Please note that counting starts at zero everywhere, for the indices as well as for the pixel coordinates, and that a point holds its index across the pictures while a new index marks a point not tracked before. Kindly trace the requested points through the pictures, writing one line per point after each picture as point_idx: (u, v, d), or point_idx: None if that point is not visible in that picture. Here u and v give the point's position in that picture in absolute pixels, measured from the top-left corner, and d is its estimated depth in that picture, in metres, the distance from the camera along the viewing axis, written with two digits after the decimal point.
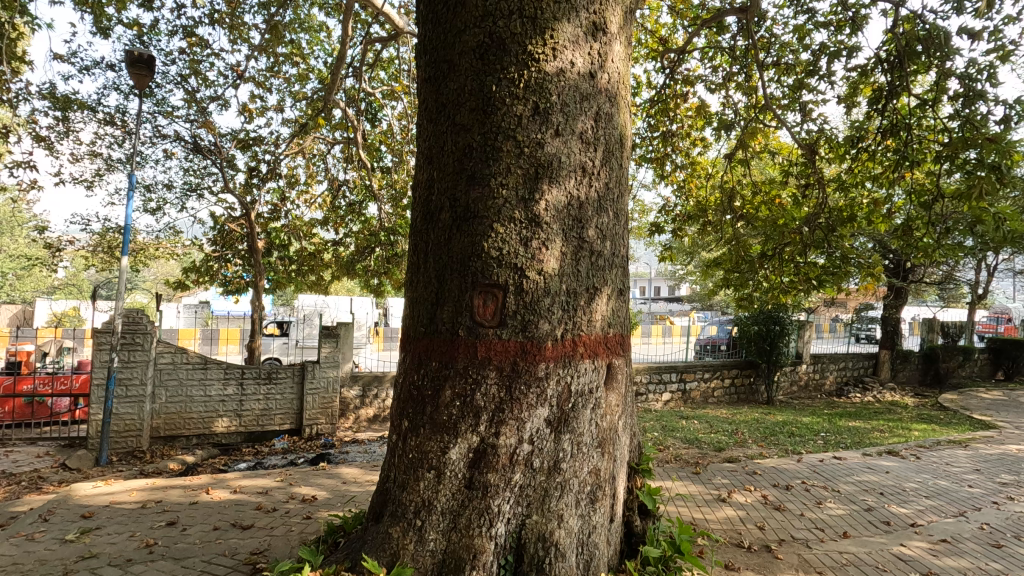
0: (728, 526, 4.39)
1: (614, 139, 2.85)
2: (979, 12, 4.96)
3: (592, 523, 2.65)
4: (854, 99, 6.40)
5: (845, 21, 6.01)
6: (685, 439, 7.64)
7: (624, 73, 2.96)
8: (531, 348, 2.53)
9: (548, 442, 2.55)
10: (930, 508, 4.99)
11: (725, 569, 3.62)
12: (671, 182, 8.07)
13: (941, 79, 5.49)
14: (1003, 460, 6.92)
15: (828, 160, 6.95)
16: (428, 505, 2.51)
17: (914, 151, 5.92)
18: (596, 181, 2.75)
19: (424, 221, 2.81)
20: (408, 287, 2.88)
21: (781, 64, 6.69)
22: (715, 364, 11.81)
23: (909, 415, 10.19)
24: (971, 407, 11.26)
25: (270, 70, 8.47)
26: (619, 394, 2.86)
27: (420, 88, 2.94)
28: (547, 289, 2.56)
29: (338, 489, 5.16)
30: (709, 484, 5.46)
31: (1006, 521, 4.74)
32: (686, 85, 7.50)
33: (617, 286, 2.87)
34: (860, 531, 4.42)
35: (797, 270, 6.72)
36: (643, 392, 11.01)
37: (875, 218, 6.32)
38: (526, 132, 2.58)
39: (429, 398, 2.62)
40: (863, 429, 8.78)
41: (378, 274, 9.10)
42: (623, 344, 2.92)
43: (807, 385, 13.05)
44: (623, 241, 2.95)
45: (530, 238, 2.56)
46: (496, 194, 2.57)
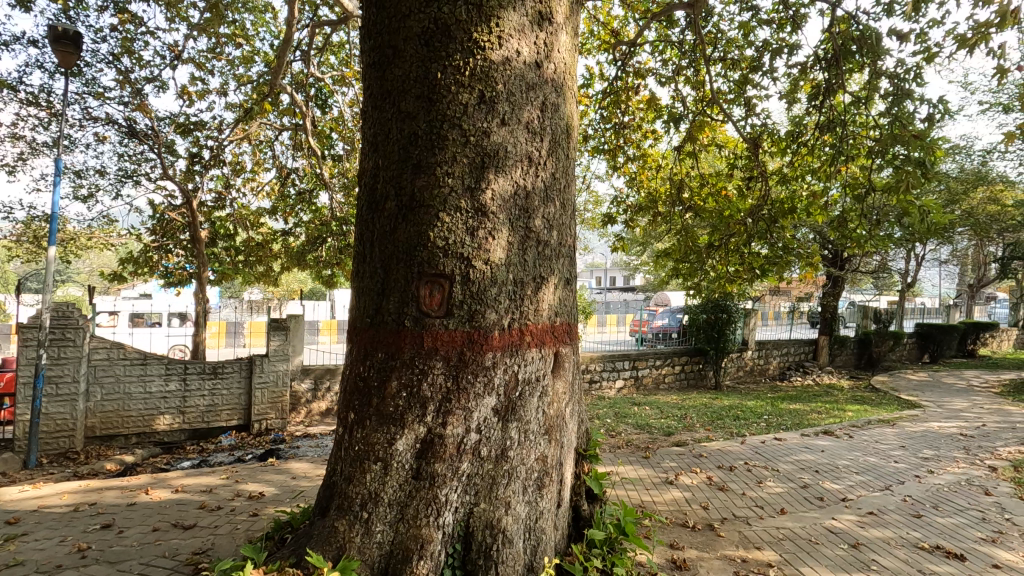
0: (674, 508, 4.55)
1: (560, 130, 2.86)
2: (907, 14, 5.23)
3: (539, 510, 2.69)
4: (794, 96, 6.65)
5: (786, 20, 6.23)
6: (636, 425, 7.84)
7: (570, 64, 2.98)
8: (477, 338, 2.54)
9: (496, 430, 2.57)
10: (859, 483, 5.31)
11: (669, 548, 3.76)
12: (624, 173, 8.22)
13: (874, 78, 5.78)
14: (926, 436, 7.43)
15: (771, 153, 7.20)
16: (375, 496, 2.49)
17: (850, 146, 6.21)
18: (542, 171, 2.76)
19: (370, 210, 2.76)
20: (354, 278, 2.84)
21: (727, 59, 6.88)
22: (666, 352, 12.16)
23: (845, 397, 10.82)
24: (900, 388, 12.03)
25: (212, 51, 8.08)
26: (566, 381, 2.90)
27: (365, 73, 2.87)
28: (494, 279, 2.56)
29: (287, 485, 5.04)
30: (658, 468, 5.64)
31: (926, 493, 5.10)
32: (637, 77, 7.60)
33: (564, 276, 2.91)
34: (796, 507, 4.67)
35: (742, 260, 6.96)
36: (597, 379, 11.20)
37: (813, 209, 6.64)
38: (471, 121, 2.56)
39: (375, 389, 2.60)
40: (802, 411, 9.26)
41: (330, 265, 8.92)
42: (571, 333, 2.97)
43: (753, 370, 13.62)
44: (570, 232, 2.98)
45: (476, 228, 2.55)
46: (441, 182, 2.55)
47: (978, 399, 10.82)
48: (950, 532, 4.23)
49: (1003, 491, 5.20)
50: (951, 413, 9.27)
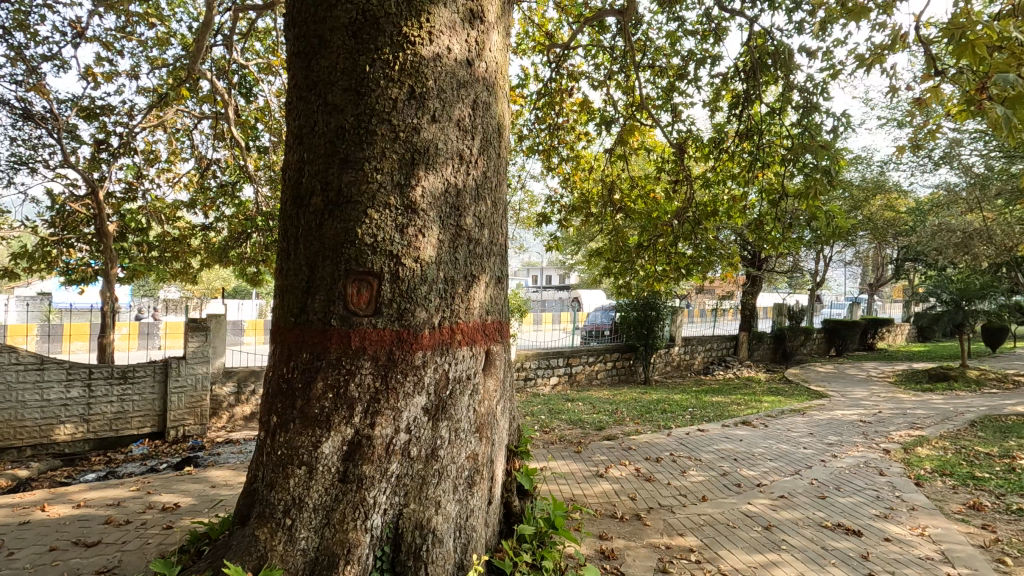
0: (604, 500, 4.68)
1: (492, 128, 2.87)
2: (816, 33, 5.64)
3: (470, 508, 2.69)
4: (716, 104, 7.01)
5: (709, 32, 6.56)
6: (569, 421, 8.01)
7: (502, 64, 2.99)
8: (407, 337, 2.50)
9: (426, 430, 2.55)
10: (772, 469, 5.68)
11: (598, 539, 3.88)
12: (558, 173, 8.36)
13: (787, 91, 6.19)
14: (831, 423, 8.08)
15: (696, 158, 7.53)
16: (299, 502, 2.40)
17: (765, 154, 6.62)
18: (474, 169, 2.76)
19: (294, 205, 2.67)
20: (278, 276, 2.73)
21: (655, 66, 7.14)
22: (599, 348, 12.50)
23: (762, 389, 11.57)
24: (810, 380, 12.98)
25: (121, 30, 7.48)
26: (497, 379, 2.92)
27: (289, 63, 2.76)
28: (424, 277, 2.53)
29: (206, 494, 4.77)
30: (589, 462, 5.78)
31: (830, 475, 5.55)
32: (571, 80, 7.75)
33: (495, 274, 2.92)
34: (716, 494, 4.93)
35: (669, 260, 7.26)
36: (532, 376, 11.36)
37: (734, 212, 7.03)
38: (401, 116, 2.52)
39: (300, 391, 2.51)
40: (724, 402, 9.81)
41: (256, 262, 8.51)
42: (502, 331, 2.99)
43: (679, 365, 14.27)
44: (501, 230, 3.00)
45: (406, 225, 2.51)
46: (370, 178, 2.49)
47: (876, 388, 11.87)
48: (850, 510, 4.62)
49: (895, 471, 5.73)
50: (853, 401, 10.10)
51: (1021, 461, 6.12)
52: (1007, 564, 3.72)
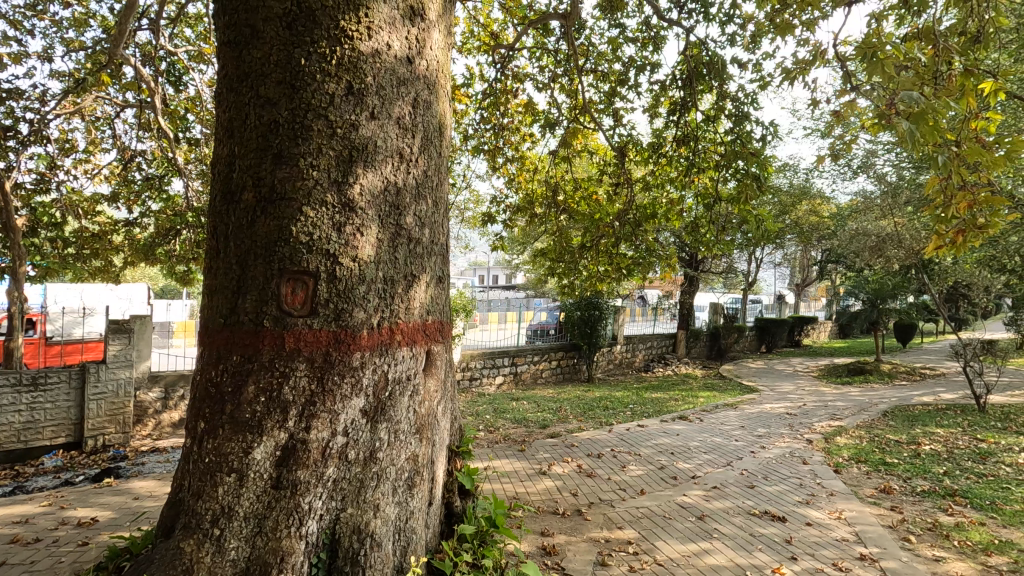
0: (546, 497, 4.75)
1: (433, 127, 2.85)
2: (747, 46, 5.93)
3: (410, 510, 2.67)
4: (655, 110, 7.24)
5: (648, 40, 6.77)
6: (514, 419, 8.06)
7: (443, 62, 2.98)
8: (344, 337, 2.44)
9: (364, 432, 2.50)
10: (706, 461, 5.94)
11: (539, 536, 3.94)
12: (503, 174, 8.40)
13: (721, 100, 6.49)
14: (760, 416, 8.53)
15: (636, 162, 7.76)
16: (229, 511, 2.30)
17: (701, 159, 6.90)
18: (414, 168, 2.73)
19: (225, 201, 2.56)
20: (207, 274, 2.62)
21: (597, 71, 7.30)
22: (543, 347, 12.67)
23: (699, 385, 12.07)
24: (742, 375, 13.66)
25: (32, 8, 6.91)
26: (438, 379, 2.91)
27: (219, 53, 2.66)
28: (362, 277, 2.48)
29: (127, 507, 4.49)
30: (532, 460, 5.85)
31: (759, 465, 5.86)
32: (516, 81, 7.81)
33: (436, 274, 2.91)
34: (653, 487, 5.10)
35: (611, 261, 7.45)
36: (477, 376, 11.38)
37: (671, 215, 7.26)
38: (338, 112, 2.46)
39: (229, 395, 2.41)
40: (662, 398, 10.16)
41: (185, 260, 8.09)
42: (443, 331, 2.98)
43: (621, 363, 14.66)
44: (442, 230, 2.99)
45: (343, 223, 2.46)
46: (305, 175, 2.42)
47: (801, 382, 12.64)
48: (776, 498, 4.89)
49: (816, 460, 6.12)
50: (781, 395, 10.71)
51: (925, 447, 6.69)
52: (911, 541, 4.05)
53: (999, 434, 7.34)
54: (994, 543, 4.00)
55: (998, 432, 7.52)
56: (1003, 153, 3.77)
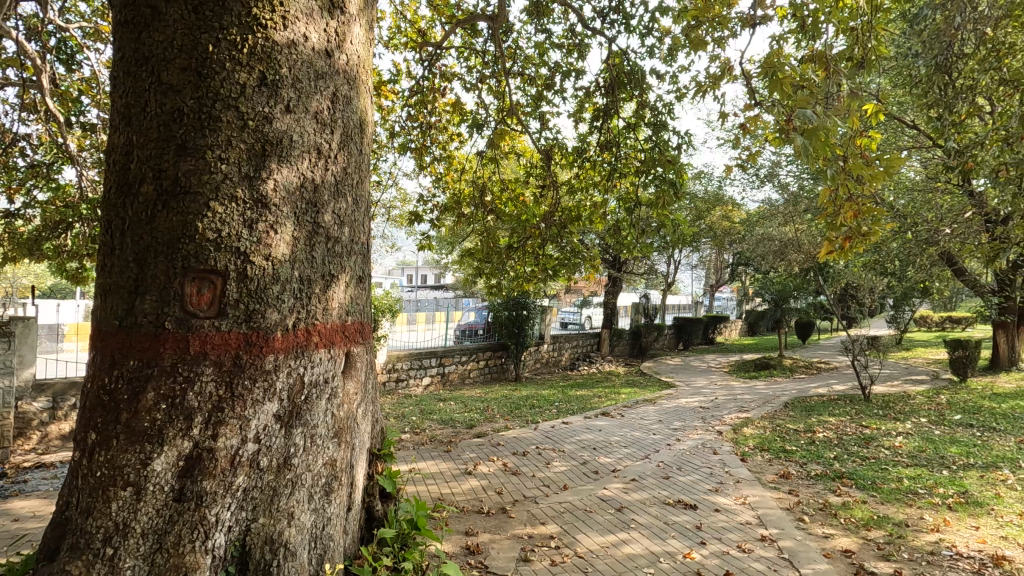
0: (471, 496, 4.76)
1: (353, 123, 2.79)
2: (665, 58, 6.23)
3: (327, 516, 2.59)
4: (580, 115, 7.45)
5: (573, 47, 6.95)
6: (440, 420, 8.00)
7: (365, 57, 2.92)
8: (256, 339, 2.33)
9: (278, 438, 2.40)
10: (625, 455, 6.19)
11: (463, 536, 3.95)
12: (430, 173, 8.32)
13: (641, 108, 6.78)
14: (676, 411, 9.00)
15: (561, 165, 7.93)
16: (124, 528, 2.13)
17: (622, 165, 7.16)
18: (333, 165, 2.65)
19: (121, 194, 2.38)
20: (99, 273, 2.41)
21: (524, 74, 7.40)
22: (472, 348, 12.69)
23: (621, 382, 12.54)
24: (661, 372, 14.33)
25: None
26: (357, 381, 2.84)
27: (115, 34, 2.46)
28: (276, 276, 2.39)
29: (4, 530, 4.04)
30: (458, 460, 5.84)
31: (674, 457, 6.18)
32: (444, 80, 7.76)
33: (356, 274, 2.84)
34: (576, 482, 5.25)
35: (537, 262, 7.59)
36: (403, 377, 11.24)
37: (594, 218, 7.48)
38: (250, 103, 2.35)
39: (125, 403, 2.23)
40: (586, 396, 10.47)
41: (78, 256, 7.38)
42: (363, 332, 2.92)
43: (548, 362, 14.95)
44: (362, 229, 2.93)
45: (255, 220, 2.34)
46: (212, 168, 2.29)
47: (714, 377, 13.44)
48: (689, 487, 5.18)
49: (725, 450, 6.54)
50: (695, 390, 11.35)
51: (819, 435, 7.32)
52: (805, 521, 4.43)
53: (880, 421, 8.17)
54: (874, 519, 4.46)
55: (879, 419, 8.37)
56: (882, 168, 4.21)
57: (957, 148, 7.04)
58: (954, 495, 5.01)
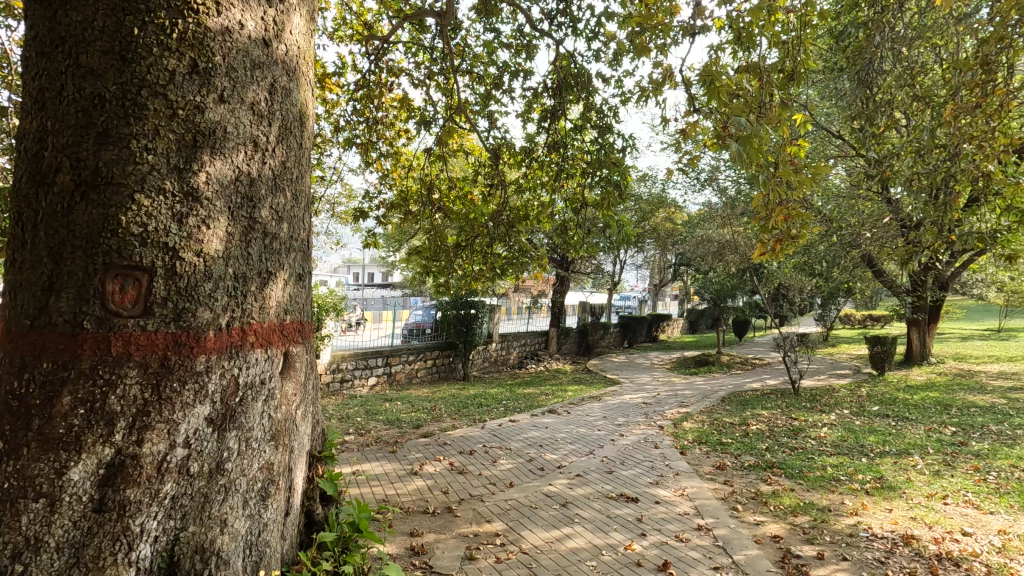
0: (417, 497, 4.72)
1: (292, 116, 2.70)
2: (610, 63, 6.37)
3: (263, 521, 2.51)
4: (528, 116, 7.50)
5: (521, 47, 6.99)
6: (386, 421, 7.88)
7: (305, 49, 2.84)
8: (186, 339, 2.22)
9: (210, 442, 2.30)
10: (571, 451, 6.30)
11: (408, 537, 3.91)
12: (377, 169, 8.16)
13: (587, 110, 6.90)
14: (620, 407, 9.23)
15: (508, 165, 7.96)
16: (35, 543, 1.98)
17: (569, 166, 7.27)
18: (270, 158, 2.56)
19: (33, 184, 2.21)
20: (8, 267, 2.24)
21: (473, 72, 7.39)
22: (419, 347, 12.55)
23: (568, 380, 12.75)
24: (606, 369, 14.67)
25: None
26: (297, 382, 2.76)
27: (28, 12, 2.29)
28: (208, 273, 2.28)
29: None
30: (404, 460, 5.77)
31: (617, 452, 6.34)
32: (391, 75, 7.63)
33: (295, 271, 2.76)
34: (522, 479, 5.30)
35: (485, 260, 7.61)
36: (348, 378, 10.99)
37: (542, 218, 7.55)
38: (180, 91, 2.23)
39: (37, 408, 2.07)
40: (534, 394, 10.58)
41: None
42: (303, 331, 2.84)
43: (496, 360, 15.00)
44: (302, 225, 2.84)
45: (185, 215, 2.23)
46: (138, 159, 2.16)
47: (657, 374, 13.89)
48: (631, 481, 5.33)
49: (666, 444, 6.77)
50: (639, 386, 11.69)
51: (752, 427, 7.71)
52: (738, 510, 4.65)
53: (808, 413, 8.68)
54: (800, 505, 4.73)
55: (807, 411, 8.89)
56: (809, 175, 4.47)
57: (876, 157, 7.57)
58: (870, 480, 5.39)
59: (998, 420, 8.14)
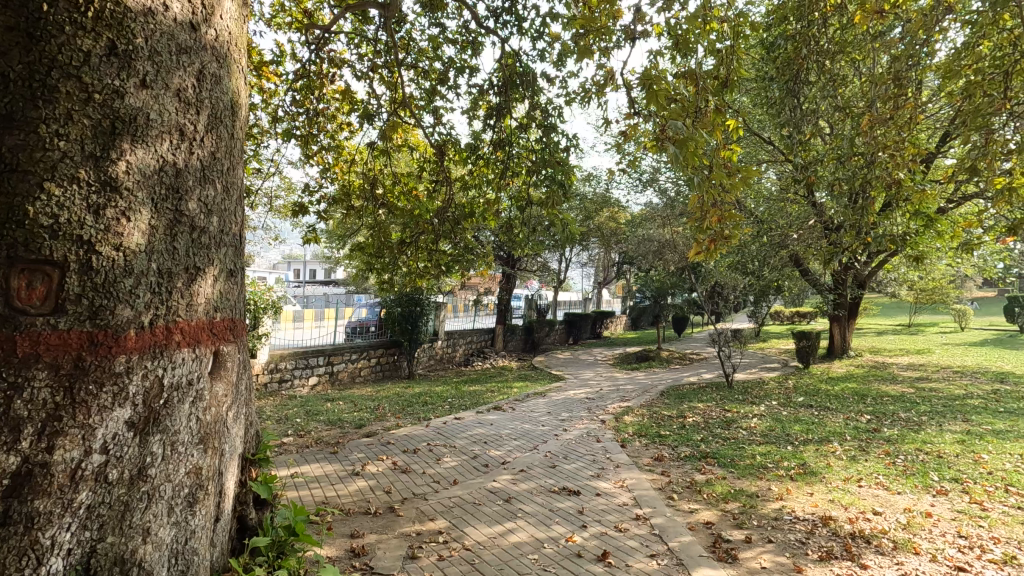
0: (358, 498, 4.63)
1: (223, 105, 2.58)
2: (554, 63, 6.45)
3: (190, 528, 2.39)
4: (474, 113, 7.49)
5: (467, 44, 6.96)
6: (327, 421, 7.68)
7: (237, 35, 2.72)
8: (103, 339, 2.09)
9: (132, 447, 2.17)
10: (515, 447, 6.36)
11: (349, 538, 3.83)
12: (318, 162, 7.92)
13: (532, 109, 6.95)
14: (564, 402, 9.40)
15: (453, 161, 7.90)
16: None
17: (514, 164, 7.33)
18: (198, 148, 2.44)
19: None
20: None
21: (418, 67, 7.29)
22: (362, 346, 12.33)
23: (513, 376, 12.85)
24: (551, 366, 14.89)
25: None
26: (227, 382, 2.66)
27: None
28: (128, 269, 2.15)
29: None
30: (345, 461, 5.64)
31: (560, 447, 6.46)
32: (333, 66, 7.42)
33: (226, 267, 2.65)
34: (466, 476, 5.30)
35: (430, 258, 7.55)
36: (287, 378, 10.64)
37: (488, 215, 7.56)
38: (97, 73, 2.09)
39: None
40: (479, 391, 10.60)
41: None
42: (235, 330, 2.73)
43: (441, 358, 14.91)
44: (234, 219, 2.73)
45: (102, 205, 2.09)
46: (48, 145, 2.01)
47: (600, 370, 14.22)
48: (573, 474, 5.44)
49: (607, 437, 6.95)
50: (582, 382, 11.95)
51: (688, 419, 8.04)
52: (674, 499, 4.84)
53: (739, 405, 9.14)
54: (731, 492, 4.98)
55: (739, 403, 9.35)
56: (741, 179, 4.70)
57: (803, 163, 8.04)
58: (795, 466, 5.74)
59: (906, 408, 8.84)
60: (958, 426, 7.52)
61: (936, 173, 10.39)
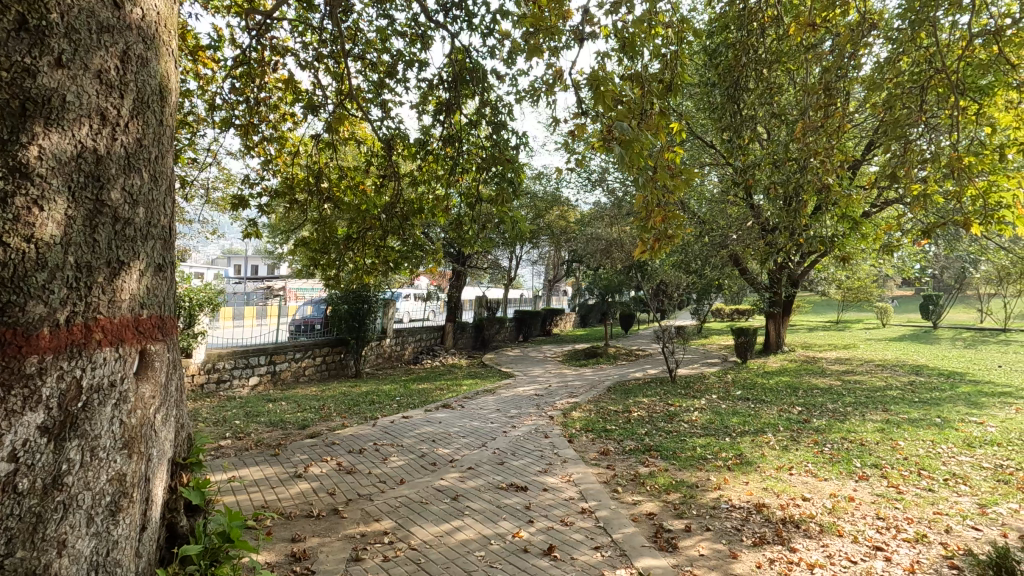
0: (300, 500, 4.49)
1: (151, 89, 2.44)
2: (504, 60, 6.44)
3: (112, 539, 2.25)
4: (423, 107, 7.39)
5: (416, 37, 6.85)
6: (269, 422, 7.40)
7: (167, 16, 2.57)
8: (11, 337, 1.93)
9: (45, 454, 2.01)
10: (463, 445, 6.34)
11: (289, 543, 3.72)
12: (259, 154, 7.60)
13: (482, 105, 6.91)
14: (513, 399, 9.45)
15: (402, 156, 7.75)
16: None
17: (464, 161, 7.29)
18: (123, 134, 2.29)
19: None
20: None
21: (365, 58, 7.13)
22: (307, 344, 11.92)
23: (463, 374, 12.80)
24: (501, 363, 14.92)
25: None
26: (155, 383, 2.51)
27: None
28: (41, 262, 2.00)
29: None
30: (287, 463, 5.46)
31: (508, 443, 6.49)
32: (275, 54, 7.14)
33: (154, 262, 2.50)
34: (412, 475, 5.24)
35: (377, 254, 7.39)
36: (226, 379, 10.19)
37: (437, 211, 7.47)
38: (3, 49, 1.93)
39: None
40: (428, 389, 10.51)
41: None
42: (163, 328, 2.59)
43: (389, 356, 14.67)
44: (162, 211, 2.58)
45: (11, 193, 1.93)
46: None
47: (549, 366, 14.37)
48: (520, 471, 5.48)
49: (555, 433, 7.04)
50: (531, 379, 12.04)
51: (633, 414, 8.25)
52: (618, 491, 4.95)
53: (682, 399, 9.46)
54: (672, 483, 5.15)
55: (681, 397, 9.68)
56: (684, 180, 4.85)
57: (742, 167, 8.38)
58: (732, 457, 5.99)
59: (834, 399, 9.40)
60: (879, 416, 8.05)
61: (861, 180, 11.08)
